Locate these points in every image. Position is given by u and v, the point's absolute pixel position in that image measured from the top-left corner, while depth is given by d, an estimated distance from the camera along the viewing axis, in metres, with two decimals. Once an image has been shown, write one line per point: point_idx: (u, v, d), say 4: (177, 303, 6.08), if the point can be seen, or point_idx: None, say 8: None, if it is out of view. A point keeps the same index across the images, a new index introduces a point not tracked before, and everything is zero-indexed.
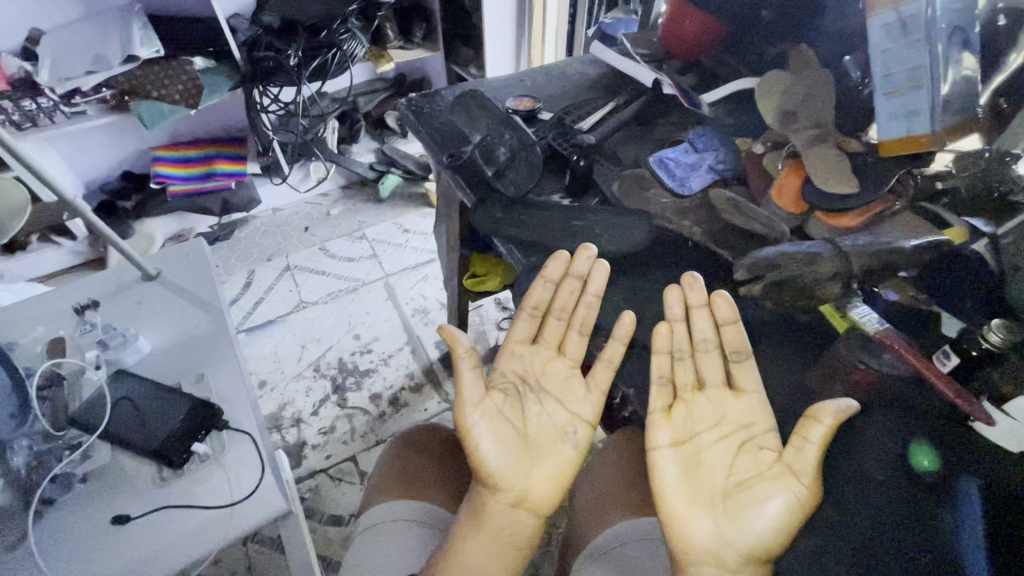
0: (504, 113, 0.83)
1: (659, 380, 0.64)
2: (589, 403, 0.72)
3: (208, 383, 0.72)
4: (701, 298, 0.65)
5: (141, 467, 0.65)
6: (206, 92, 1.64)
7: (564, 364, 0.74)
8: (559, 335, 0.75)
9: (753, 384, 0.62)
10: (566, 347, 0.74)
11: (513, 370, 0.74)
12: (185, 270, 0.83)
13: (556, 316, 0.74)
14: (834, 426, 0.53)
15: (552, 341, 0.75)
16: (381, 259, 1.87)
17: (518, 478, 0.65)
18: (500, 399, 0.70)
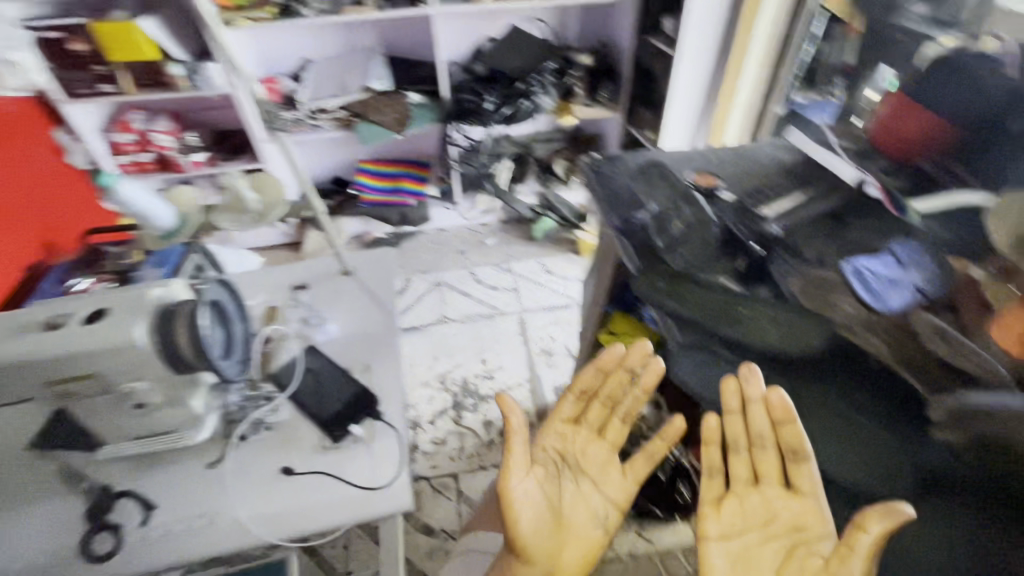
0: (685, 186, 0.85)
1: (710, 474, 0.76)
2: (619, 486, 0.84)
3: (373, 377, 0.75)
4: (758, 393, 0.66)
5: (309, 430, 0.69)
6: (413, 121, 1.92)
7: (603, 446, 0.87)
8: (603, 421, 0.88)
9: (810, 486, 0.66)
10: (606, 431, 0.88)
11: (555, 445, 0.86)
12: (375, 271, 0.92)
13: (601, 400, 0.89)
14: (880, 536, 0.53)
15: (593, 424, 0.88)
16: (521, 294, 1.96)
17: (546, 556, 0.74)
18: (541, 472, 0.80)
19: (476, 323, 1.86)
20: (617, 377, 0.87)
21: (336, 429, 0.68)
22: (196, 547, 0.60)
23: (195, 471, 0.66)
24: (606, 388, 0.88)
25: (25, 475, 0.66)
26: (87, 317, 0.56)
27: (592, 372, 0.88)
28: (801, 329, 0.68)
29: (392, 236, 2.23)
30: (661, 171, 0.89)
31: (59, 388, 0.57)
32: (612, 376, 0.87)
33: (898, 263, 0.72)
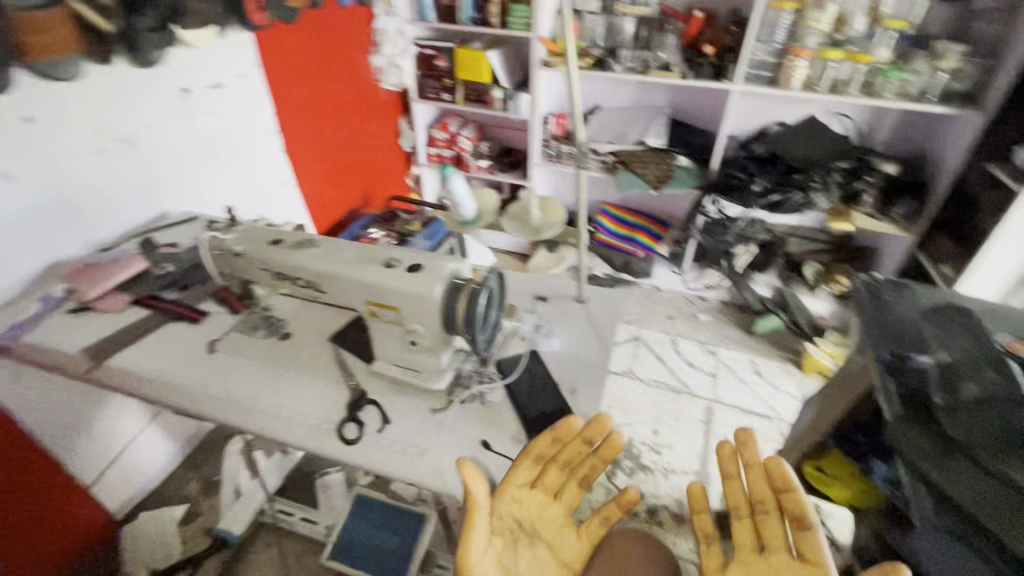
0: (998, 349, 0.69)
1: (707, 536, 0.73)
2: (577, 549, 0.75)
3: (576, 400, 0.79)
4: (755, 456, 0.74)
5: (512, 421, 0.76)
6: (672, 182, 1.97)
7: (559, 512, 0.76)
8: (560, 484, 0.77)
9: (820, 554, 0.64)
10: (562, 494, 0.77)
11: (510, 514, 0.75)
12: (604, 306, 0.98)
13: (558, 465, 0.76)
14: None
15: (551, 487, 0.77)
16: (718, 382, 1.84)
17: None
18: (497, 546, 0.72)
19: (662, 391, 1.80)
20: (575, 446, 0.75)
21: (536, 430, 0.75)
22: (402, 472, 0.71)
23: (420, 411, 0.78)
24: (563, 455, 0.76)
25: (318, 359, 0.88)
26: (407, 268, 0.74)
27: (546, 440, 0.73)
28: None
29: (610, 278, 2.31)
30: (962, 320, 0.76)
31: (369, 310, 0.76)
32: (568, 445, 0.75)
33: None
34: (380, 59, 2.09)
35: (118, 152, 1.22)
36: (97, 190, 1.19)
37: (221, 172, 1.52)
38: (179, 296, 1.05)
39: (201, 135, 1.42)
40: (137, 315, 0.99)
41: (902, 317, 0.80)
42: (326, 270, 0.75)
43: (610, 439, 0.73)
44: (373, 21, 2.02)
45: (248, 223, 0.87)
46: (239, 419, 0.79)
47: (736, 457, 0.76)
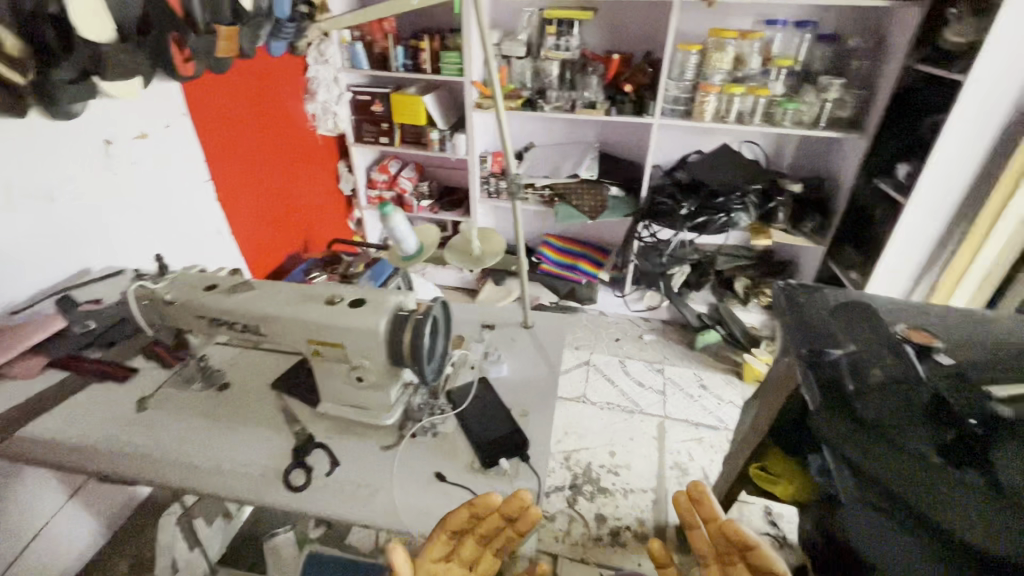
0: (891, 347, 0.79)
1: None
2: None
3: (527, 422, 0.81)
4: (712, 512, 0.69)
5: (465, 450, 0.76)
6: (606, 211, 2.09)
7: None
8: (477, 555, 0.69)
9: None
10: (477, 563, 0.69)
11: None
12: (550, 332, 1.01)
13: (474, 540, 0.68)
14: None
15: (465, 560, 0.69)
16: (667, 398, 1.90)
17: None
18: None
19: (614, 413, 1.84)
20: (495, 521, 0.66)
21: (489, 456, 0.74)
22: (357, 514, 0.69)
23: (370, 449, 0.77)
24: (479, 529, 0.67)
25: (260, 408, 0.85)
26: (348, 303, 0.75)
27: (463, 516, 0.65)
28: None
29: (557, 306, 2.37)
30: (866, 317, 0.86)
31: (312, 350, 0.75)
32: (484, 520, 0.66)
33: None
34: (314, 106, 2.10)
35: (31, 209, 1.15)
36: (4, 248, 1.10)
37: (145, 221, 1.45)
38: (102, 355, 0.98)
39: (126, 188, 1.37)
40: (54, 379, 0.92)
41: (814, 315, 0.89)
42: (265, 312, 0.74)
43: (525, 514, 0.65)
44: (307, 69, 2.04)
45: (178, 272, 0.84)
46: (174, 478, 0.74)
47: (693, 507, 0.72)
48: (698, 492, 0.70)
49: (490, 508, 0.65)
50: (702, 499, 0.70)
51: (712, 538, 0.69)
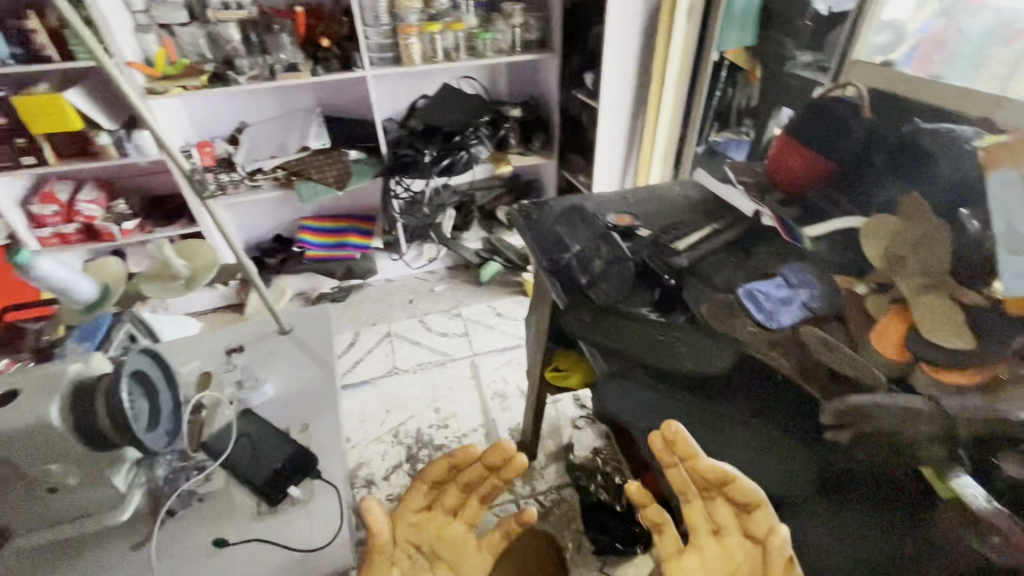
0: (604, 237, 0.91)
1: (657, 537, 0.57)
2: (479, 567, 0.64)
3: (310, 434, 0.75)
4: (688, 450, 0.53)
5: (245, 498, 0.66)
6: (354, 177, 1.93)
7: (460, 530, 0.66)
8: (461, 505, 0.67)
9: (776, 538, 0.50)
10: (462, 512, 0.67)
11: (404, 543, 0.65)
12: (313, 329, 0.92)
13: (458, 488, 0.67)
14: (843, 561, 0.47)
15: (451, 511, 0.67)
16: (471, 338, 1.98)
17: None
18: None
19: (429, 371, 1.85)
20: (478, 467, 0.66)
21: (272, 492, 0.66)
22: None
23: (117, 556, 0.62)
24: (464, 477, 0.67)
25: None
26: None
27: (442, 465, 0.67)
28: (736, 369, 0.69)
29: (339, 290, 2.21)
30: (584, 217, 0.98)
31: None
32: (466, 468, 0.66)
33: (785, 283, 0.79)
34: None
35: None
36: None
37: None
38: None
39: None
40: None
41: (545, 227, 0.97)
42: None
43: (510, 462, 0.66)
44: None
45: None
46: None
47: (669, 447, 0.55)
48: (679, 435, 0.53)
49: (471, 458, 0.66)
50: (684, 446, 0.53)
51: (696, 479, 0.54)
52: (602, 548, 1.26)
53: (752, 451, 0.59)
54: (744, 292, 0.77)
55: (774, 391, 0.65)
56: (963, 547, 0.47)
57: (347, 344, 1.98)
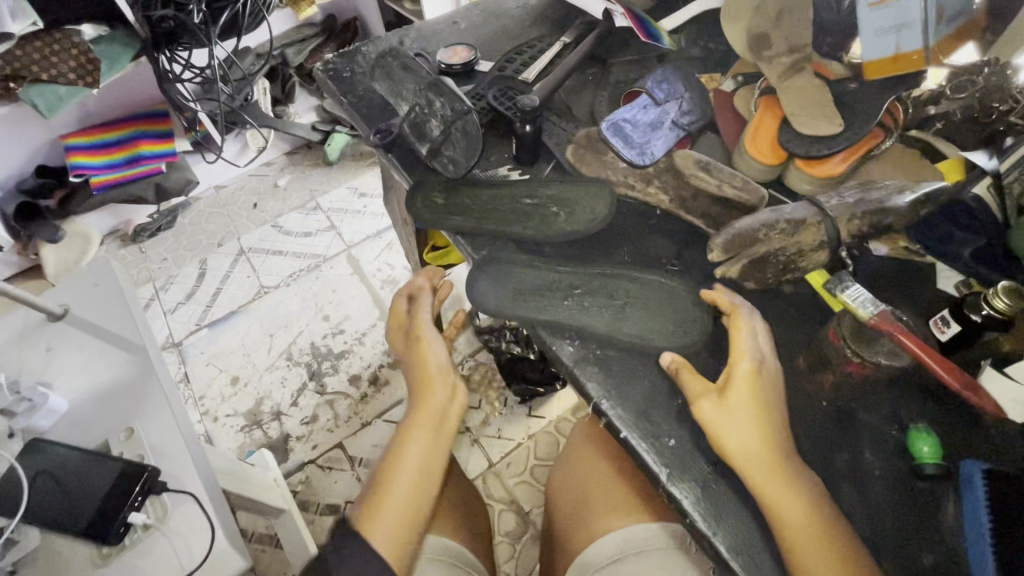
0: (435, 96, 0.69)
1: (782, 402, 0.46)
2: None
3: (140, 438, 0.59)
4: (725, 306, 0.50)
5: (77, 545, 0.53)
6: (106, 66, 1.35)
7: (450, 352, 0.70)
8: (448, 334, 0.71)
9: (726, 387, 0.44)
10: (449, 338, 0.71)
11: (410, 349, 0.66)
12: (99, 302, 0.69)
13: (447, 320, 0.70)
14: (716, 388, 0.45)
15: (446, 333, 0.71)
16: (339, 229, 1.75)
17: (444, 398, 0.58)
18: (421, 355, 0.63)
19: (303, 279, 1.64)
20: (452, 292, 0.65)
21: (106, 533, 0.52)
22: None
23: None
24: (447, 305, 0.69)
25: None
26: None
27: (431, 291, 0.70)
28: (621, 223, 0.60)
29: (160, 215, 1.79)
30: (404, 73, 0.73)
31: None
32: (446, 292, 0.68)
33: (651, 102, 0.66)
34: None
35: None
36: None
37: None
38: None
39: None
40: None
41: (364, 87, 0.77)
42: None
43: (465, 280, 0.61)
44: None
45: None
46: None
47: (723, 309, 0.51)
48: (718, 295, 0.51)
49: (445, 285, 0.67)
50: (726, 310, 0.50)
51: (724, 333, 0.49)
52: (526, 398, 1.30)
53: (651, 307, 0.53)
54: (606, 123, 0.64)
55: (656, 233, 0.59)
56: (862, 365, 0.44)
57: (197, 277, 1.66)
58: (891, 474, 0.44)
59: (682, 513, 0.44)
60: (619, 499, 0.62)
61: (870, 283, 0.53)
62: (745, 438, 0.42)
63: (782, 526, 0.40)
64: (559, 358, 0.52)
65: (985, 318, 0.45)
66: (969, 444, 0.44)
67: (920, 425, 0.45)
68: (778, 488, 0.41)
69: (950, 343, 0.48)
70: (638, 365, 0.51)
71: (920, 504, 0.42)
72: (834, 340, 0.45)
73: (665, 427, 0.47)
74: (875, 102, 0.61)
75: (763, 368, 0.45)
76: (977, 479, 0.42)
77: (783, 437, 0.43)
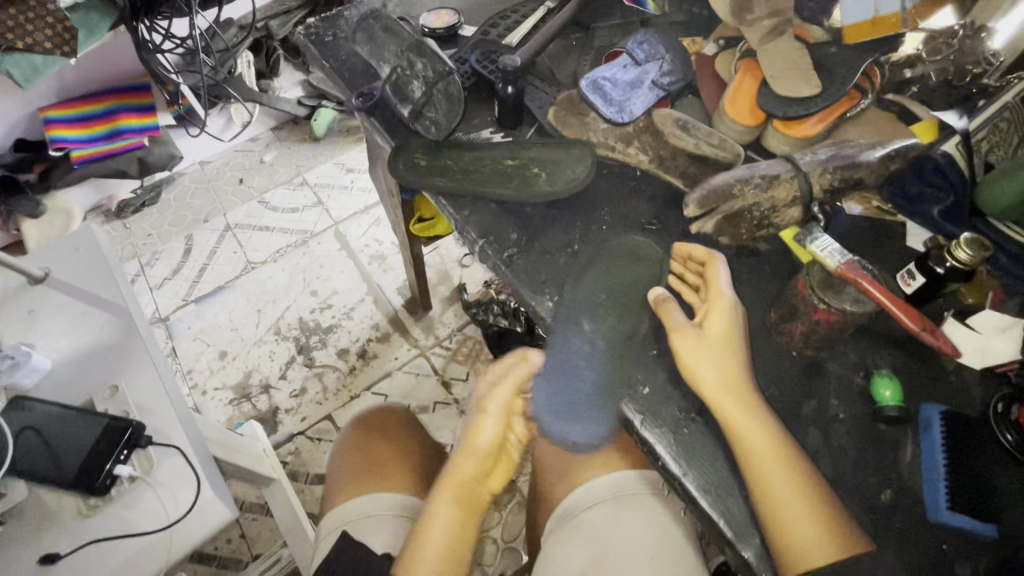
0: (420, 62, 0.68)
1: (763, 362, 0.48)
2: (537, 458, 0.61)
3: (125, 395, 0.59)
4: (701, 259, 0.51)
5: (64, 497, 0.54)
6: (83, 35, 1.31)
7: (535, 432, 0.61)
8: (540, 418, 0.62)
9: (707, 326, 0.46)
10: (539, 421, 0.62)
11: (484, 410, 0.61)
12: (80, 265, 0.68)
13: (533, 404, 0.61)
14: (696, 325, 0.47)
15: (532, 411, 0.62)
16: (327, 205, 1.74)
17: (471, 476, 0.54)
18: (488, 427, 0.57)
19: (291, 254, 1.63)
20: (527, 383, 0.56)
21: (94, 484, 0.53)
22: None
23: None
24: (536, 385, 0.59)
25: None
26: None
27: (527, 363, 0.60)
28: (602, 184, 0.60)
29: (144, 191, 1.76)
30: (390, 39, 0.72)
31: None
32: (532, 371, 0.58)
33: (631, 62, 0.67)
34: None
35: None
36: None
37: None
38: None
39: None
40: None
41: (346, 51, 0.76)
42: None
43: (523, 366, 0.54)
44: None
45: None
46: None
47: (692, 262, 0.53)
48: (691, 246, 0.53)
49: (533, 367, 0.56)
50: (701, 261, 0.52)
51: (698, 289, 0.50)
52: None
53: (628, 262, 0.54)
54: (586, 81, 0.64)
55: (636, 193, 0.59)
56: (829, 314, 0.45)
57: (182, 253, 1.65)
58: (856, 417, 0.45)
59: (655, 456, 0.46)
60: (599, 451, 0.64)
61: (842, 239, 0.54)
62: (715, 368, 0.44)
63: (746, 449, 0.42)
64: (538, 312, 0.53)
65: (949, 269, 0.46)
66: (931, 390, 0.46)
67: (883, 371, 0.47)
68: (740, 412, 0.43)
69: (915, 295, 0.49)
70: (615, 318, 0.52)
71: (881, 443, 0.44)
72: (802, 290, 0.46)
73: (639, 377, 0.49)
74: (854, 65, 0.62)
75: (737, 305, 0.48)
76: (935, 421, 0.44)
77: (747, 370, 0.45)
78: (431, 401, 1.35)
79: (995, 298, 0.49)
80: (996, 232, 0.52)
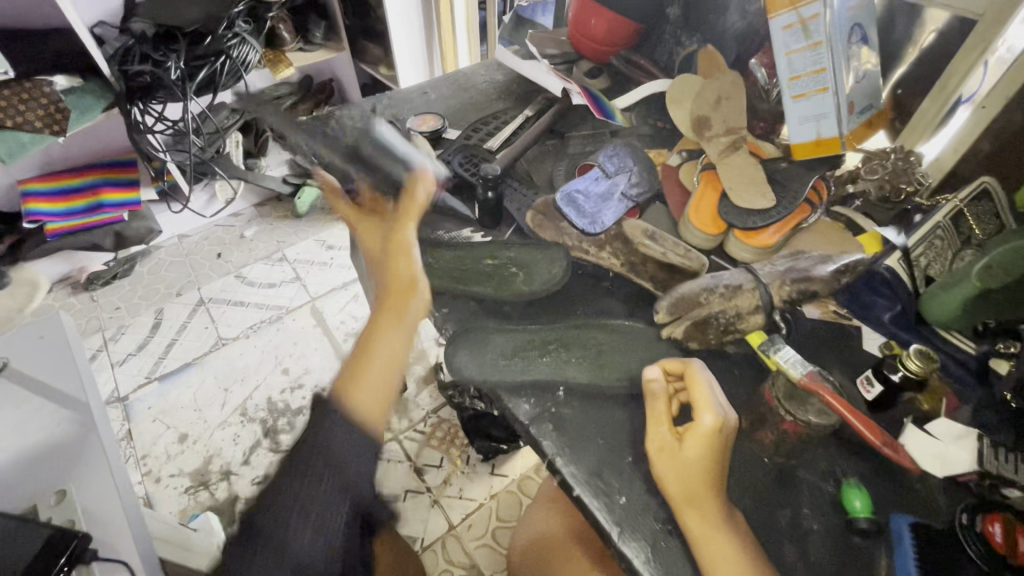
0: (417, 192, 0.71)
1: (740, 469, 0.49)
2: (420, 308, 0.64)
3: (73, 500, 0.55)
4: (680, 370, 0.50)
5: None
6: (75, 114, 1.34)
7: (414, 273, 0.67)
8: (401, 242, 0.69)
9: (689, 446, 0.44)
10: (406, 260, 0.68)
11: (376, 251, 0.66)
12: (44, 355, 0.67)
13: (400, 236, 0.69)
14: (675, 433, 0.46)
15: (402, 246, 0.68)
16: (305, 281, 1.74)
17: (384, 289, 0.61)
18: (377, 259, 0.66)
19: (265, 330, 1.60)
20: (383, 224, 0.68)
21: None
22: None
23: None
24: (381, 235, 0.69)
25: None
26: None
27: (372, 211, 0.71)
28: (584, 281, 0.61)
29: (117, 263, 1.74)
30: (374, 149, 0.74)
31: None
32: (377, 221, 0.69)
33: (601, 176, 0.71)
34: None
35: None
36: None
37: None
38: None
39: None
40: None
41: (336, 148, 0.81)
42: None
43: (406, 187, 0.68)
44: None
45: None
46: None
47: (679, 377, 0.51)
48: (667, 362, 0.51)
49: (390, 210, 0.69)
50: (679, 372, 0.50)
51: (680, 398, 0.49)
52: (488, 454, 1.28)
53: (609, 362, 0.56)
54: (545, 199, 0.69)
55: (609, 295, 0.63)
56: (796, 424, 0.46)
57: (150, 328, 1.61)
58: (834, 529, 0.46)
59: (634, 572, 0.44)
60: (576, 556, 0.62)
61: (805, 344, 0.57)
62: (684, 480, 0.44)
63: (710, 562, 0.42)
64: (516, 416, 0.53)
65: (903, 378, 0.49)
66: (905, 503, 0.47)
67: (852, 480, 0.48)
68: (701, 522, 0.43)
69: (876, 401, 0.52)
70: (593, 422, 0.52)
71: (859, 558, 0.44)
72: (769, 401, 0.48)
73: (616, 485, 0.48)
74: (801, 180, 0.69)
75: (725, 418, 0.45)
76: (905, 530, 0.45)
77: (721, 487, 0.44)
78: (403, 489, 1.27)
79: (951, 404, 0.52)
80: (944, 340, 0.55)
